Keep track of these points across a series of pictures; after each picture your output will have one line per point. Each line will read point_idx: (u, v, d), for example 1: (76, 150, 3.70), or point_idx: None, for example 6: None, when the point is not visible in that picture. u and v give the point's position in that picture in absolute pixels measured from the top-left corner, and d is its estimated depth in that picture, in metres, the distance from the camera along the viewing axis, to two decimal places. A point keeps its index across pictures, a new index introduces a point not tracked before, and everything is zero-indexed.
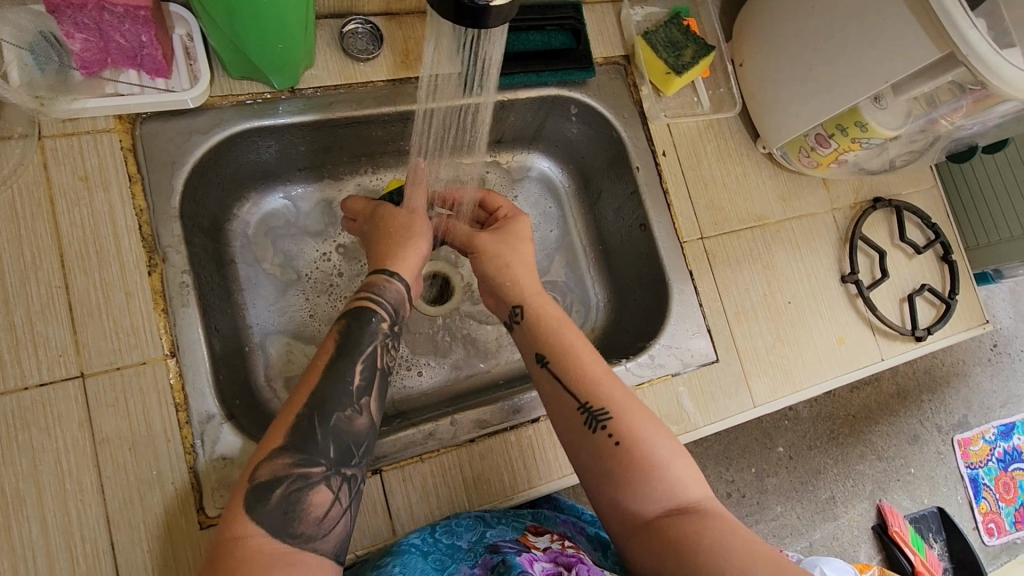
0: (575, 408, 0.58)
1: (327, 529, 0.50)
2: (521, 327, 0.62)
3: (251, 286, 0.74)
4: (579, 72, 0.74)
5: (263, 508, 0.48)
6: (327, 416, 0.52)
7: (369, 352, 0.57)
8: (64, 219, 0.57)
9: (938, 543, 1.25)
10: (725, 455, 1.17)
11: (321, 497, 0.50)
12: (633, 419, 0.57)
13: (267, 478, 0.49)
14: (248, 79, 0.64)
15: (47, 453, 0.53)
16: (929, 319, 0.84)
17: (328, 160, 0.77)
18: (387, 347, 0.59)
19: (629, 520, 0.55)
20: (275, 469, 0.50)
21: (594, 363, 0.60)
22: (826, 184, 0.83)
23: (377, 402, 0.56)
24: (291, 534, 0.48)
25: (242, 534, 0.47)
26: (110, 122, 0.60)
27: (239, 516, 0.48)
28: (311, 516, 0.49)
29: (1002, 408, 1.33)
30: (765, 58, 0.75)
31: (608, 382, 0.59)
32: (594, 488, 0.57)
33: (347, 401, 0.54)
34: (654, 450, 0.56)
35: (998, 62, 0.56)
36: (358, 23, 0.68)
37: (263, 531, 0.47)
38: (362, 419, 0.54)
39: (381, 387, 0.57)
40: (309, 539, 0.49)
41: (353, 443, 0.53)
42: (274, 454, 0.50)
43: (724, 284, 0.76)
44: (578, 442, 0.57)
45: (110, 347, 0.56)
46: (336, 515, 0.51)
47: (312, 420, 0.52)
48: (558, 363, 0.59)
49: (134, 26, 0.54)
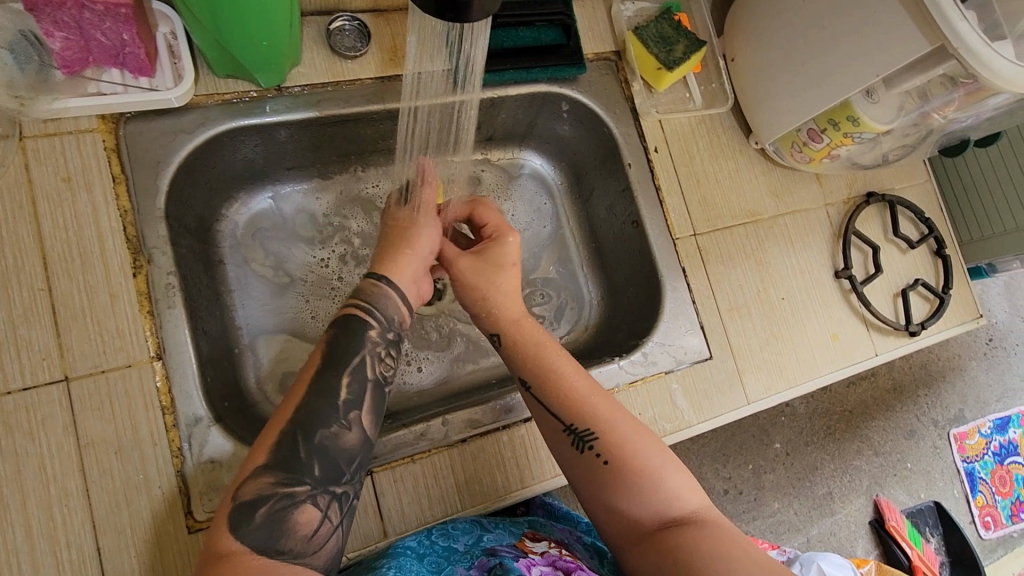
0: (562, 429, 0.57)
1: (316, 546, 0.49)
2: (504, 352, 0.62)
3: (241, 287, 0.74)
4: (570, 68, 0.73)
5: (248, 527, 0.47)
6: (313, 433, 0.51)
7: (359, 363, 0.55)
8: (47, 221, 0.56)
9: (936, 538, 1.25)
10: (722, 452, 1.16)
11: (307, 515, 0.49)
12: (621, 434, 0.56)
13: (251, 496, 0.48)
14: (234, 77, 0.63)
15: (31, 458, 0.52)
16: (922, 314, 0.83)
17: (317, 159, 0.76)
18: (381, 355, 0.57)
19: (626, 537, 0.54)
20: (260, 486, 0.48)
21: (578, 382, 0.59)
22: (819, 179, 0.83)
23: (368, 416, 0.55)
24: (279, 550, 0.47)
25: (227, 551, 0.46)
26: (93, 122, 0.59)
27: (223, 534, 0.47)
28: (299, 533, 0.48)
29: (998, 402, 1.33)
30: (756, 52, 0.74)
31: (594, 399, 0.58)
32: (589, 507, 0.57)
33: (333, 417, 0.52)
34: (644, 464, 0.55)
35: (988, 55, 0.55)
36: (345, 20, 0.67)
37: (249, 547, 0.46)
38: (351, 434, 0.53)
39: (375, 397, 0.56)
40: (298, 556, 0.48)
41: (342, 459, 0.52)
42: (256, 474, 0.49)
43: (717, 280, 0.76)
44: (568, 463, 0.57)
45: (94, 350, 0.55)
46: (325, 532, 0.50)
47: (297, 438, 0.50)
48: (541, 386, 0.59)
49: (115, 23, 0.55)
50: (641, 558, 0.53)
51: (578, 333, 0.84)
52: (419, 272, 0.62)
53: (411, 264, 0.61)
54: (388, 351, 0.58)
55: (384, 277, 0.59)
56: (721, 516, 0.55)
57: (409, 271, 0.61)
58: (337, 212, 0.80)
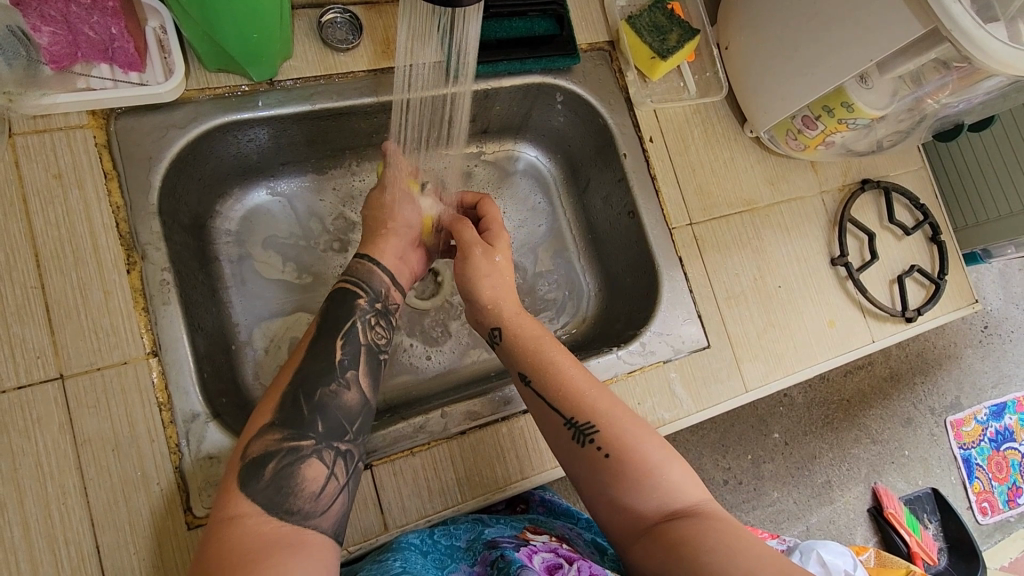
0: (563, 423, 0.58)
1: (324, 506, 0.50)
2: (503, 348, 0.63)
3: (238, 283, 0.73)
4: (563, 59, 0.72)
5: (257, 485, 0.49)
6: (312, 392, 0.54)
7: (348, 329, 0.59)
8: (38, 218, 0.56)
9: (934, 524, 1.26)
10: (721, 443, 1.17)
11: (315, 470, 0.51)
12: (621, 427, 0.56)
13: (261, 453, 0.50)
14: (225, 71, 0.63)
15: (27, 456, 0.52)
16: (919, 300, 0.84)
17: (313, 154, 0.76)
18: (370, 323, 0.61)
19: (628, 530, 0.54)
20: (267, 444, 0.51)
21: (577, 377, 0.59)
22: (814, 167, 0.83)
23: (365, 378, 0.58)
24: (289, 510, 0.49)
25: (239, 513, 0.47)
26: (83, 118, 0.58)
27: (235, 494, 0.48)
28: (308, 491, 0.50)
29: (995, 388, 1.33)
30: (749, 41, 0.74)
31: (594, 393, 0.59)
32: (591, 500, 0.57)
33: (331, 377, 0.56)
34: (644, 457, 0.55)
35: (981, 36, 0.55)
36: (336, 12, 0.67)
37: (259, 507, 0.48)
38: (351, 394, 0.56)
39: (371, 363, 0.59)
40: (307, 516, 0.49)
41: (343, 418, 0.55)
42: (262, 433, 0.52)
43: (713, 269, 0.76)
44: (568, 456, 0.57)
45: (89, 348, 0.55)
46: (332, 490, 0.51)
47: (297, 399, 0.54)
48: (542, 381, 0.59)
49: (104, 17, 0.56)
50: (643, 553, 0.52)
51: (575, 325, 0.85)
52: (403, 250, 0.64)
53: (391, 245, 0.63)
54: (377, 320, 0.62)
55: (365, 255, 0.63)
56: (720, 509, 0.54)
57: (393, 251, 0.64)
58: (334, 209, 0.80)
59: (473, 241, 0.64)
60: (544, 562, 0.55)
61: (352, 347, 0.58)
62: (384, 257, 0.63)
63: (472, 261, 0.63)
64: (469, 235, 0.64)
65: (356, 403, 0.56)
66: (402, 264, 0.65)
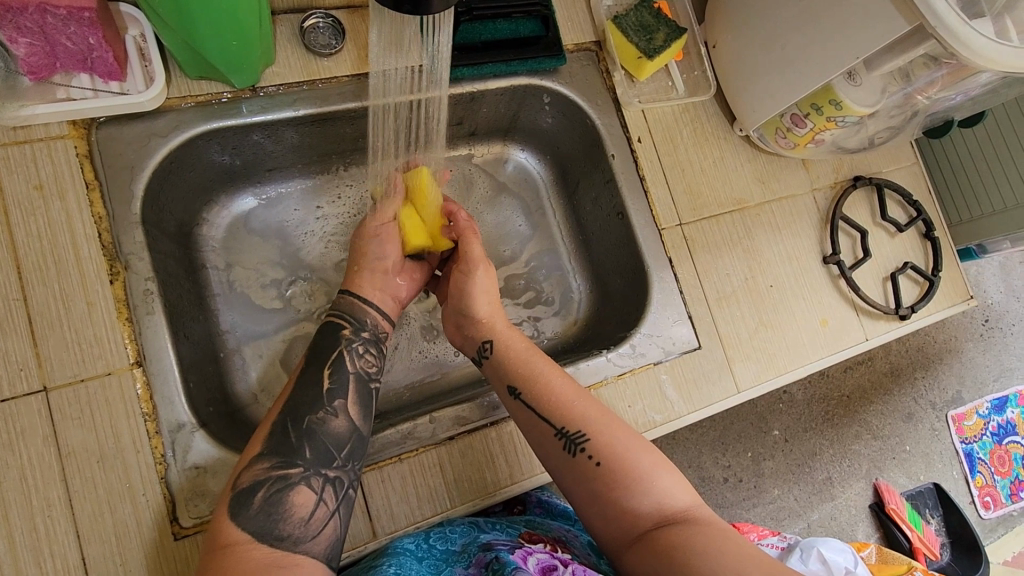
0: (554, 433, 0.57)
1: (315, 530, 0.50)
2: (491, 362, 0.63)
3: (226, 292, 0.73)
4: (549, 60, 0.72)
5: (248, 512, 0.49)
6: (300, 419, 0.55)
7: (336, 359, 0.60)
8: (20, 230, 0.56)
9: (935, 519, 1.25)
10: (721, 441, 1.16)
11: (304, 496, 0.51)
12: (612, 435, 0.56)
13: (250, 482, 0.50)
14: (206, 78, 0.62)
15: (12, 469, 0.52)
16: (912, 298, 0.83)
17: (300, 160, 0.76)
18: (359, 352, 0.61)
19: (622, 538, 0.53)
20: (256, 473, 0.51)
21: (566, 388, 0.60)
22: (806, 164, 0.82)
23: (354, 406, 0.58)
24: (279, 536, 0.48)
25: (229, 542, 0.47)
26: (64, 128, 0.58)
27: (226, 523, 0.48)
28: (297, 516, 0.50)
29: (996, 381, 1.32)
30: (736, 38, 0.73)
31: (581, 401, 0.59)
32: (583, 510, 0.56)
33: (318, 405, 0.56)
34: (635, 465, 0.55)
35: (964, 31, 0.54)
36: (318, 17, 0.66)
37: (250, 536, 0.48)
38: (339, 421, 0.56)
39: (360, 392, 0.59)
40: (297, 542, 0.49)
41: (332, 444, 0.55)
42: (254, 462, 0.52)
43: (705, 270, 0.75)
44: (559, 466, 0.57)
45: (73, 358, 0.55)
46: (323, 515, 0.51)
47: (286, 426, 0.54)
48: (530, 392, 0.60)
49: (81, 28, 0.53)
50: (637, 561, 0.51)
51: (566, 328, 0.84)
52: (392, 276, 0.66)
53: (370, 278, 0.64)
54: (366, 349, 0.62)
55: (348, 291, 0.64)
56: (714, 516, 0.54)
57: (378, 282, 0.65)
58: (328, 214, 0.80)
59: (479, 256, 0.65)
60: (540, 563, 0.55)
61: (340, 377, 0.59)
62: (365, 288, 0.64)
63: (471, 279, 0.65)
64: (476, 250, 0.66)
65: (343, 430, 0.56)
66: (388, 292, 0.66)
